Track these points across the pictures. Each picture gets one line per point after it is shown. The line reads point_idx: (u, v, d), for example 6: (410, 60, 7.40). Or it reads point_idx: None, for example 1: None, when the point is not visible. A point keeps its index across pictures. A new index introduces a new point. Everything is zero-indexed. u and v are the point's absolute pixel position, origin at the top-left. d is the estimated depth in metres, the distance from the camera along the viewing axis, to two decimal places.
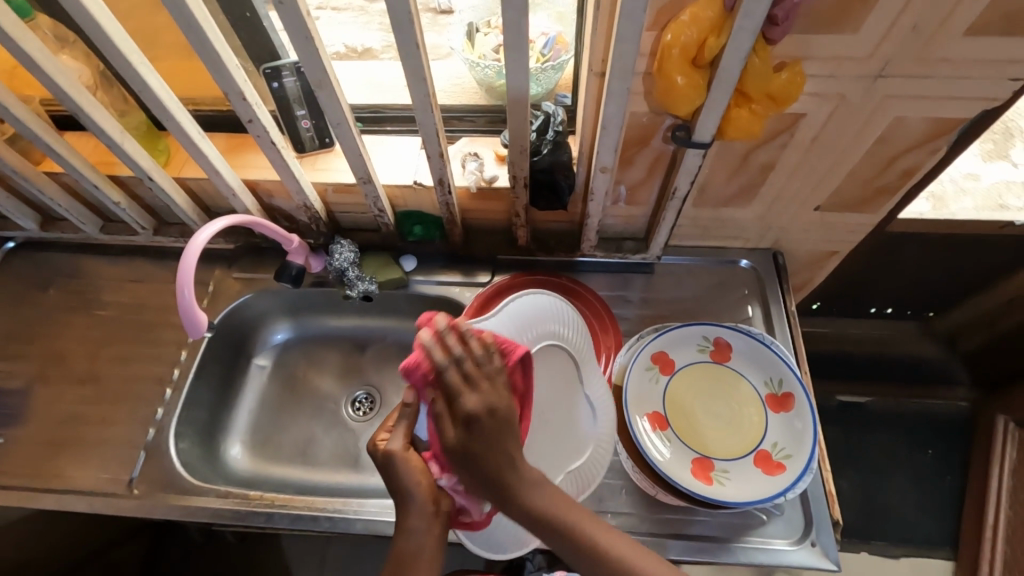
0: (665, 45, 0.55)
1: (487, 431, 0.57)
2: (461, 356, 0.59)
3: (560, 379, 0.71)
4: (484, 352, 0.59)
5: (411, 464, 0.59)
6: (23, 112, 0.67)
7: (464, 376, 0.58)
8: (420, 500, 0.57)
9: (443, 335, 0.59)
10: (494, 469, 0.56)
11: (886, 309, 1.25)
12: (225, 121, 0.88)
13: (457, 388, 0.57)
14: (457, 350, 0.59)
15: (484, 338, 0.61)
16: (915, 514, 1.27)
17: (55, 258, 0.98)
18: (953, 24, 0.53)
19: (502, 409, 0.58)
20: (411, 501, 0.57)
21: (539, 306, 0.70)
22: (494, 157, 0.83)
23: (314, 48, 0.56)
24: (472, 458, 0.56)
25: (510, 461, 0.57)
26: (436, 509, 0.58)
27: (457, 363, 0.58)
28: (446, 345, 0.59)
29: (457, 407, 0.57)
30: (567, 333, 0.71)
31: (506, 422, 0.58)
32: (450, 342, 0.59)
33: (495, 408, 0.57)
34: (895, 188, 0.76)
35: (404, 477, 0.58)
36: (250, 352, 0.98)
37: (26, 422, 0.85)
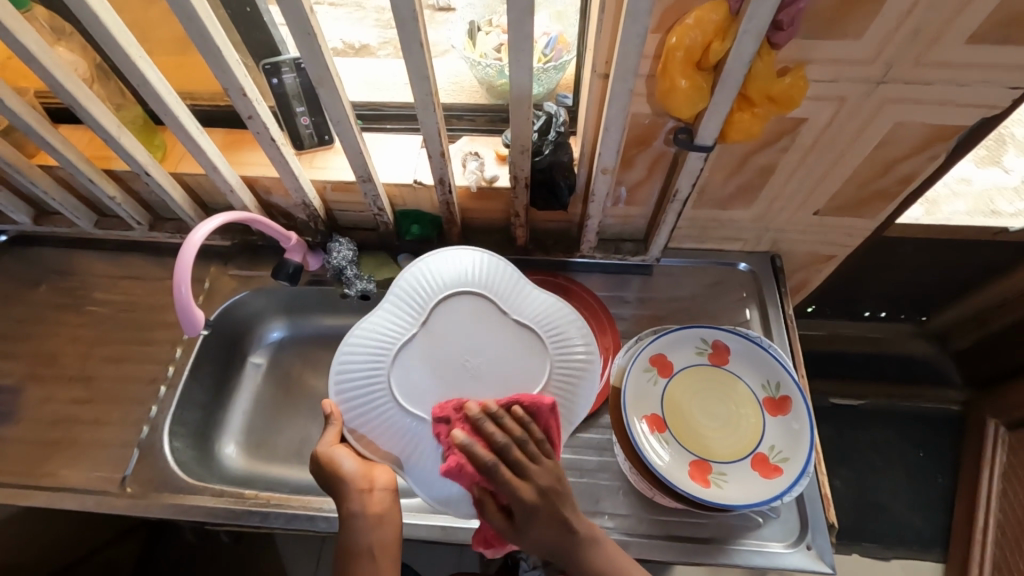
0: (670, 48, 0.55)
1: (548, 510, 0.58)
2: (508, 444, 0.56)
3: (484, 322, 0.71)
4: (523, 431, 0.57)
5: (345, 454, 0.66)
6: (18, 105, 0.66)
7: (512, 465, 0.56)
8: (353, 481, 0.65)
9: (477, 426, 0.57)
10: (551, 539, 0.59)
11: (878, 312, 1.29)
12: (222, 115, 0.86)
13: (506, 482, 0.55)
14: (501, 440, 0.56)
15: (517, 412, 0.58)
16: (907, 516, 1.27)
17: (49, 253, 0.97)
18: (955, 31, 0.54)
19: (555, 487, 0.58)
20: (347, 484, 0.65)
21: (441, 259, 0.73)
22: (494, 156, 0.83)
23: (317, 44, 0.55)
24: (533, 535, 0.58)
25: (566, 528, 0.59)
26: (372, 488, 0.65)
27: (503, 454, 0.56)
28: (487, 436, 0.56)
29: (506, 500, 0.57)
30: (476, 273, 0.73)
31: (561, 496, 0.58)
32: (488, 432, 0.56)
33: (548, 490, 0.57)
34: (894, 193, 0.76)
35: (338, 465, 0.66)
36: (245, 350, 0.97)
37: (18, 419, 0.84)
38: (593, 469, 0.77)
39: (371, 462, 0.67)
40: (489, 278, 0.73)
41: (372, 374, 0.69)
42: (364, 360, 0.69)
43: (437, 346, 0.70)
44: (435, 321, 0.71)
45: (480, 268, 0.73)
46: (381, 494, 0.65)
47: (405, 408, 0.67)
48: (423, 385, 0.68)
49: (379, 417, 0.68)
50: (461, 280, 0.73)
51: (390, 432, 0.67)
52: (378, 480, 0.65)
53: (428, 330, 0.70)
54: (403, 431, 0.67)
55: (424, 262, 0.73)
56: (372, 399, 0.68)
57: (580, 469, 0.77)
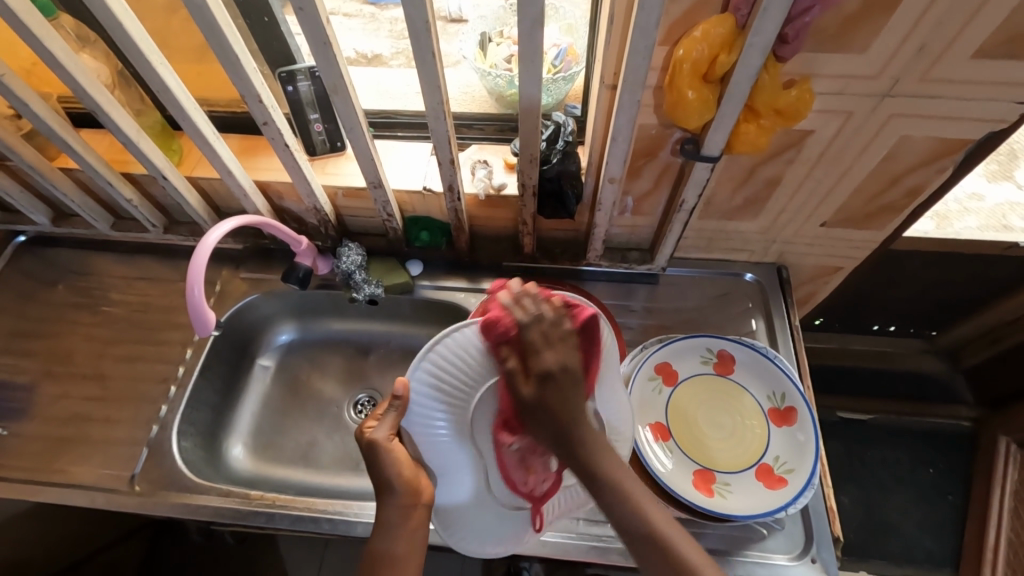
0: (677, 60, 0.55)
1: (559, 390, 0.57)
2: (539, 315, 0.59)
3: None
4: (558, 313, 0.60)
5: (396, 455, 0.62)
6: (42, 110, 0.68)
7: (544, 335, 0.59)
8: (401, 493, 0.61)
9: (518, 294, 0.61)
10: (564, 423, 0.57)
11: (887, 326, 1.29)
12: (238, 122, 0.89)
13: (531, 348, 0.58)
14: (536, 310, 0.60)
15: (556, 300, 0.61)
16: (916, 533, 1.25)
17: (66, 254, 0.99)
18: (961, 46, 0.54)
19: (575, 369, 0.59)
20: (393, 491, 0.61)
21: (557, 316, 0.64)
22: (503, 165, 0.84)
23: (332, 53, 0.57)
24: (547, 413, 0.57)
25: (577, 418, 0.57)
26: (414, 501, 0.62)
27: (538, 321, 0.59)
28: (525, 304, 0.60)
29: (534, 363, 0.58)
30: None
31: (577, 381, 0.58)
32: (526, 301, 0.60)
33: (569, 366, 0.58)
34: (901, 206, 0.76)
35: (388, 465, 0.61)
36: (254, 353, 0.98)
37: (31, 416, 0.85)
38: None
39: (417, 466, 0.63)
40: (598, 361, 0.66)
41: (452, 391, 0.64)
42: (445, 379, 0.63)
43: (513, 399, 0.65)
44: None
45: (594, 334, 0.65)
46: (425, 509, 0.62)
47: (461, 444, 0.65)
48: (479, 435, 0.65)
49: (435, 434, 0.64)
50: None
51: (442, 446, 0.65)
52: (423, 496, 0.62)
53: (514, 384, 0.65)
54: (447, 459, 0.65)
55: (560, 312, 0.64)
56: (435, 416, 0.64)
57: None
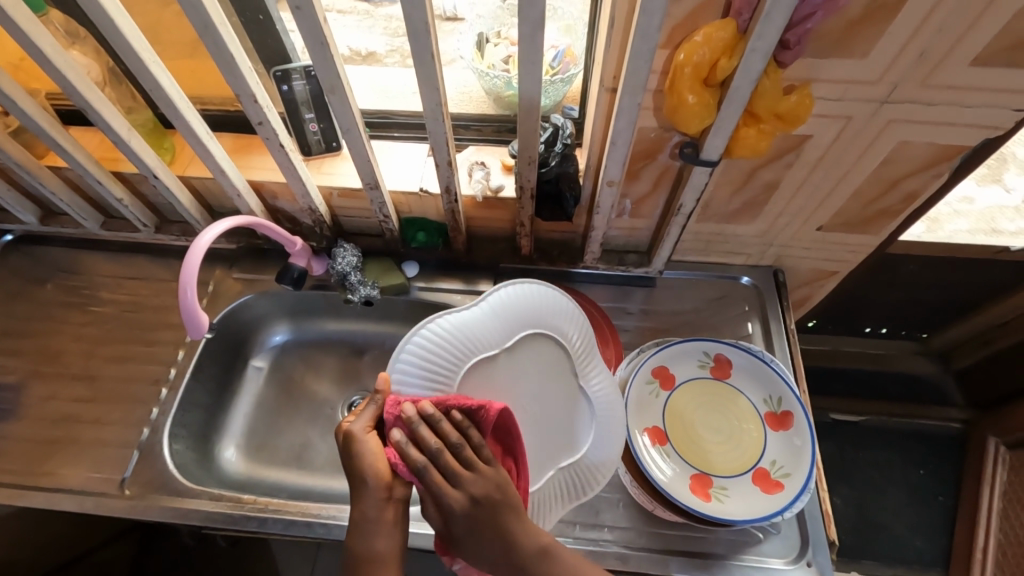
0: (678, 64, 0.55)
1: (486, 521, 0.53)
2: (438, 450, 0.53)
3: (551, 373, 0.69)
4: (459, 436, 0.55)
5: (371, 446, 0.56)
6: (30, 107, 0.67)
7: (447, 469, 0.53)
8: (374, 486, 0.54)
9: (410, 425, 0.54)
10: (501, 553, 0.54)
11: (880, 328, 1.30)
12: (231, 121, 0.87)
13: (437, 488, 0.53)
14: (435, 444, 0.53)
15: (455, 416, 0.56)
16: (908, 534, 1.26)
17: (55, 252, 0.97)
18: (961, 53, 0.54)
19: (489, 496, 0.54)
20: (366, 485, 0.54)
21: (535, 297, 0.69)
22: (501, 166, 0.83)
23: (329, 53, 0.56)
24: (474, 544, 0.54)
25: (506, 542, 0.54)
26: (390, 496, 0.55)
27: (438, 456, 0.53)
28: (420, 440, 0.54)
29: (444, 502, 0.53)
30: (560, 322, 0.71)
31: (496, 507, 0.54)
32: (421, 436, 0.54)
33: (482, 496, 0.54)
34: (898, 210, 0.76)
35: (362, 457, 0.55)
36: (247, 354, 0.97)
37: (19, 418, 0.84)
38: None
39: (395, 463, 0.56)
40: (575, 341, 0.71)
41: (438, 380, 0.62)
42: (435, 359, 0.63)
43: (500, 379, 0.66)
44: (512, 361, 0.67)
45: (569, 318, 0.71)
46: (398, 506, 0.55)
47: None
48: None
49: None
50: (550, 326, 0.70)
51: None
52: (398, 492, 0.55)
53: (503, 364, 0.67)
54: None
55: (527, 288, 0.69)
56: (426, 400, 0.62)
57: None
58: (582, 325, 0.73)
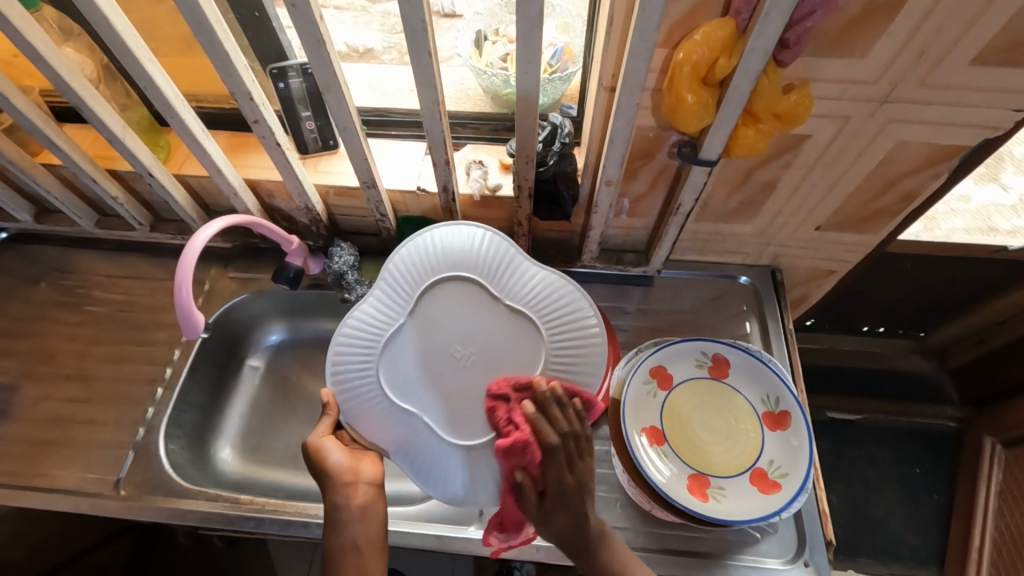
0: (677, 63, 0.55)
1: (574, 505, 0.62)
2: (564, 432, 0.61)
3: (478, 305, 0.70)
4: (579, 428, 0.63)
5: (333, 444, 0.67)
6: (24, 105, 0.66)
7: (566, 453, 0.61)
8: (338, 476, 0.65)
9: (544, 403, 0.62)
10: (575, 532, 0.63)
11: (877, 327, 1.30)
12: (226, 118, 0.87)
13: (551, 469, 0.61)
14: (563, 427, 0.61)
15: (575, 404, 0.63)
16: (904, 532, 1.26)
17: (49, 251, 0.96)
18: (960, 53, 0.54)
19: (587, 484, 0.63)
20: (333, 477, 0.65)
21: (431, 243, 0.71)
22: (498, 165, 0.83)
23: (325, 50, 0.56)
24: (557, 524, 0.62)
25: (581, 526, 0.63)
26: (355, 480, 0.65)
27: (562, 439, 0.61)
28: (552, 418, 0.61)
29: (554, 480, 0.61)
30: (465, 254, 0.71)
31: (590, 493, 0.63)
32: (554, 417, 0.61)
33: (585, 483, 0.63)
34: (895, 210, 0.76)
35: (325, 455, 0.66)
36: (243, 353, 0.97)
37: (13, 419, 0.83)
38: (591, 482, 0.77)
39: (357, 456, 0.68)
40: (485, 260, 0.71)
41: (362, 368, 0.68)
42: (356, 352, 0.69)
43: (418, 341, 0.69)
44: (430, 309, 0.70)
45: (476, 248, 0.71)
46: (365, 488, 0.65)
47: (404, 398, 0.68)
48: (411, 373, 0.68)
49: (376, 404, 0.68)
50: (453, 264, 0.71)
51: (383, 422, 0.68)
52: (365, 474, 0.66)
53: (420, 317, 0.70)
54: (397, 419, 0.67)
55: (416, 240, 0.72)
56: (363, 391, 0.68)
57: None
58: (495, 240, 0.72)
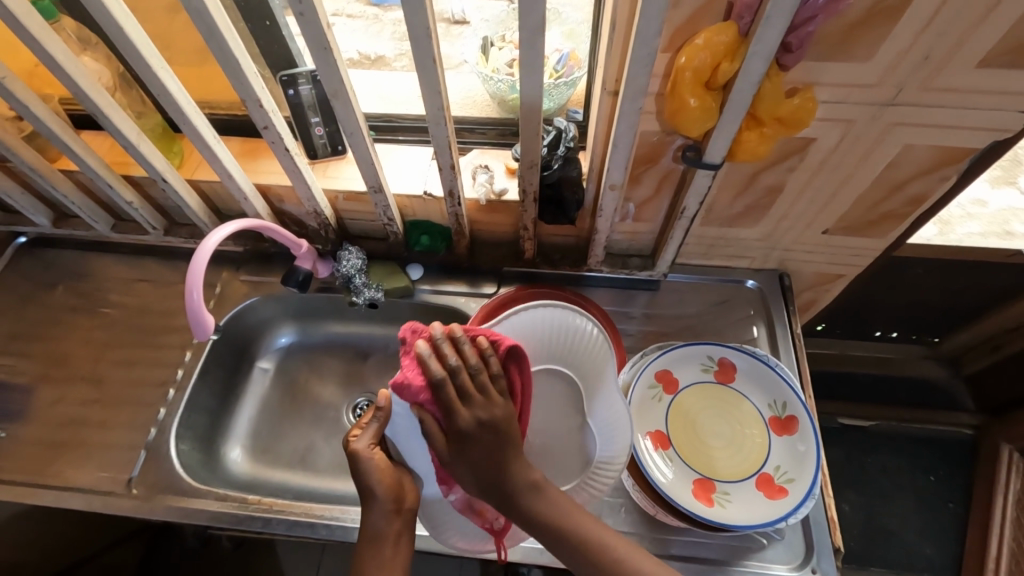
0: (678, 68, 0.55)
1: (482, 446, 0.58)
2: (456, 368, 0.58)
3: (554, 395, 0.72)
4: (478, 360, 0.59)
5: (375, 463, 0.63)
6: (43, 112, 0.68)
7: (461, 389, 0.58)
8: (385, 498, 0.62)
9: (437, 343, 0.59)
10: (496, 477, 0.59)
11: (890, 332, 1.28)
12: (239, 125, 0.89)
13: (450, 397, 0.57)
14: (453, 362, 0.58)
15: (481, 344, 0.60)
16: (917, 541, 1.24)
17: (66, 255, 0.99)
18: (965, 56, 0.54)
19: (494, 421, 0.58)
20: (377, 499, 0.62)
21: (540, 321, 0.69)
22: (504, 169, 0.84)
23: (332, 59, 0.57)
24: (467, 463, 0.58)
25: (501, 467, 0.59)
26: (397, 507, 0.62)
27: (454, 375, 0.57)
28: (441, 355, 0.58)
29: (449, 424, 0.58)
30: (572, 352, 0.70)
31: (501, 434, 0.59)
32: (444, 352, 0.58)
33: (489, 420, 0.58)
34: (904, 214, 0.76)
35: (368, 475, 0.62)
36: (253, 356, 0.98)
37: (29, 418, 0.85)
38: None
39: (399, 477, 0.64)
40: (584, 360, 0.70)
41: None
42: None
43: None
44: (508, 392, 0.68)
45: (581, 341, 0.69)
46: (405, 517, 0.63)
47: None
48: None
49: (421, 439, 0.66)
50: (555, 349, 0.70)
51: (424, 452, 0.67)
52: (408, 501, 0.64)
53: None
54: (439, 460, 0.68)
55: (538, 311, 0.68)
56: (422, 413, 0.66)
57: None
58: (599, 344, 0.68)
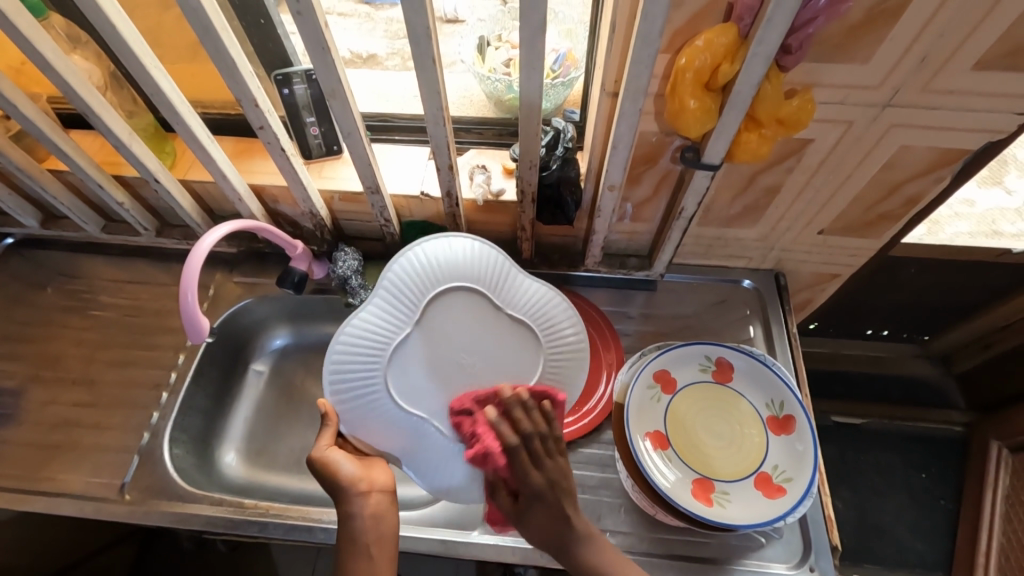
0: (679, 68, 0.55)
1: (545, 506, 0.62)
2: (527, 434, 0.62)
3: (468, 318, 0.72)
4: (547, 427, 0.63)
5: (339, 456, 0.65)
6: (31, 112, 0.66)
7: (531, 453, 0.62)
8: (351, 485, 0.63)
9: (509, 407, 0.63)
10: (552, 532, 0.62)
11: (881, 330, 1.30)
12: (232, 125, 0.88)
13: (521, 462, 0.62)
14: (525, 429, 0.62)
15: (545, 407, 0.64)
16: (909, 537, 1.26)
17: (55, 256, 0.97)
18: (962, 58, 0.54)
19: (560, 481, 0.62)
20: (345, 487, 0.63)
21: (444, 252, 0.71)
22: (502, 170, 0.83)
23: (330, 58, 0.56)
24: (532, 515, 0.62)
25: (563, 521, 0.62)
26: (368, 490, 0.63)
27: (525, 441, 0.62)
28: (513, 423, 0.63)
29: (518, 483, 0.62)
30: (468, 266, 0.72)
31: (564, 492, 0.62)
32: (515, 419, 0.63)
33: (557, 482, 0.62)
34: (899, 215, 0.76)
35: (336, 467, 0.64)
36: (247, 358, 0.97)
37: (19, 422, 0.83)
38: (595, 486, 0.76)
39: (367, 465, 0.65)
40: (496, 276, 0.73)
41: (365, 379, 0.69)
42: (356, 365, 0.68)
43: (422, 353, 0.70)
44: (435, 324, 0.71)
45: (494, 267, 0.73)
46: (380, 497, 0.63)
47: (405, 409, 0.69)
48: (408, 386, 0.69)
49: (378, 417, 0.69)
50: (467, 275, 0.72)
51: (386, 429, 0.69)
52: (377, 482, 0.64)
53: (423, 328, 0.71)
54: (402, 427, 0.69)
55: (414, 251, 0.71)
56: (365, 399, 0.69)
57: (582, 485, 0.76)
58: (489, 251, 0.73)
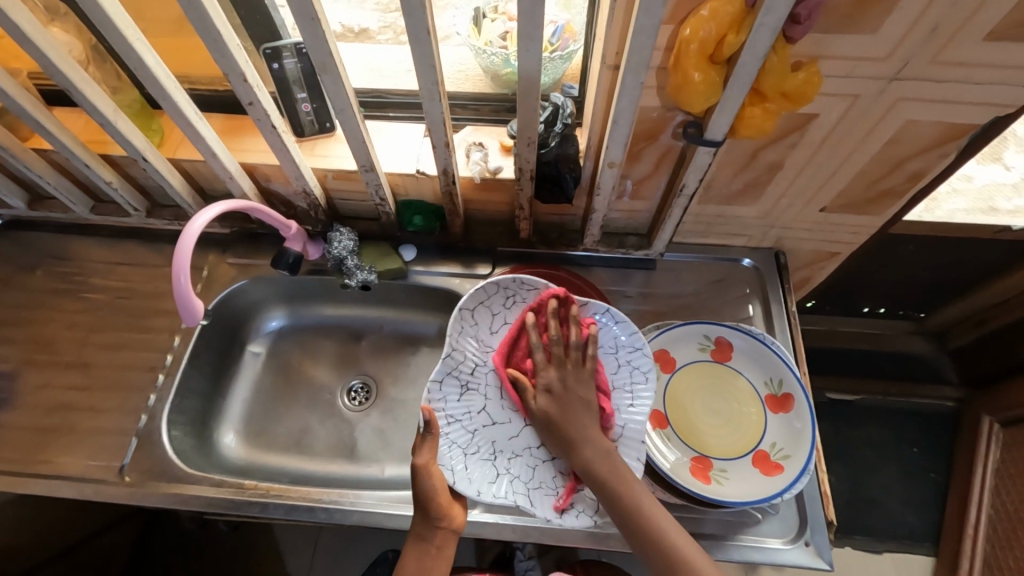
0: (683, 40, 0.53)
1: (562, 403, 0.68)
2: (554, 335, 0.69)
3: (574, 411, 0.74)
4: (556, 332, 0.69)
5: (435, 486, 0.67)
6: (11, 88, 0.64)
7: (549, 354, 0.69)
8: (433, 516, 0.67)
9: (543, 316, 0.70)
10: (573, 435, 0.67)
11: (877, 308, 1.30)
12: (221, 101, 0.85)
13: (540, 358, 0.69)
14: (553, 333, 0.69)
15: (551, 306, 0.70)
16: (899, 509, 1.28)
17: (44, 238, 0.95)
18: (976, 28, 0.52)
19: (557, 392, 0.68)
20: (427, 513, 0.67)
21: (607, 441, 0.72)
22: (499, 147, 0.81)
23: (320, 30, 0.54)
24: (542, 415, 0.68)
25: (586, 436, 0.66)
26: (444, 525, 0.68)
27: (547, 344, 0.69)
28: (542, 328, 0.70)
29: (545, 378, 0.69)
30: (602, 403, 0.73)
31: (552, 416, 0.68)
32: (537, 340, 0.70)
33: (555, 388, 0.68)
34: (902, 191, 0.75)
35: (428, 493, 0.67)
36: (244, 339, 0.96)
37: (15, 405, 0.83)
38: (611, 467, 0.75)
39: (451, 499, 0.69)
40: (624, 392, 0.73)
41: (462, 440, 0.73)
42: (466, 449, 0.73)
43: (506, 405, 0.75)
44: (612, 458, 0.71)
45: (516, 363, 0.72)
46: (450, 535, 0.68)
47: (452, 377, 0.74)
48: (522, 440, 0.74)
49: (442, 395, 0.73)
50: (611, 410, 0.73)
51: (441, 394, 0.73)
52: (453, 521, 0.68)
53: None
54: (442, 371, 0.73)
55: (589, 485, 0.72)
56: (447, 423, 0.73)
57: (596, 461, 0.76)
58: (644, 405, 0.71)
